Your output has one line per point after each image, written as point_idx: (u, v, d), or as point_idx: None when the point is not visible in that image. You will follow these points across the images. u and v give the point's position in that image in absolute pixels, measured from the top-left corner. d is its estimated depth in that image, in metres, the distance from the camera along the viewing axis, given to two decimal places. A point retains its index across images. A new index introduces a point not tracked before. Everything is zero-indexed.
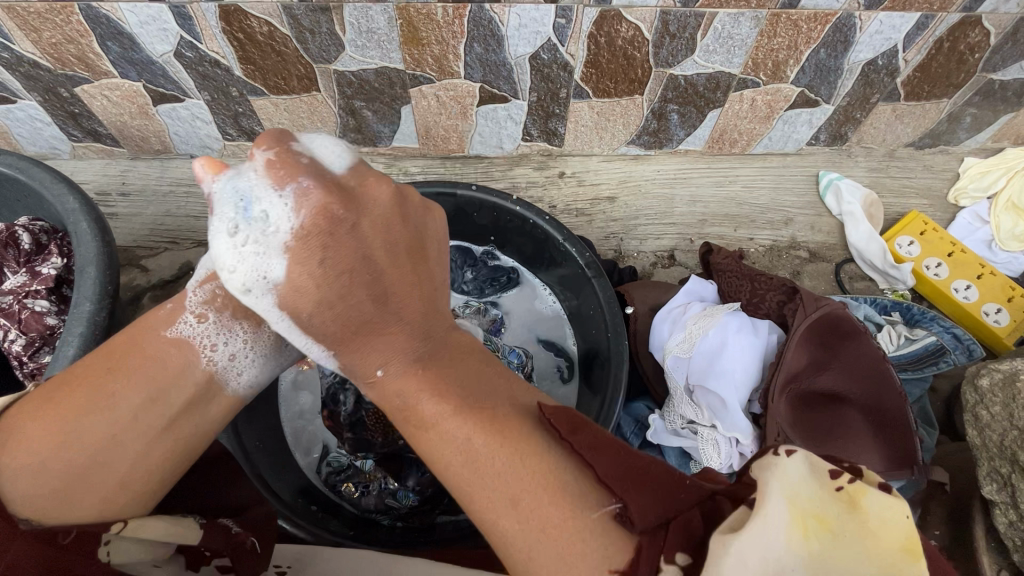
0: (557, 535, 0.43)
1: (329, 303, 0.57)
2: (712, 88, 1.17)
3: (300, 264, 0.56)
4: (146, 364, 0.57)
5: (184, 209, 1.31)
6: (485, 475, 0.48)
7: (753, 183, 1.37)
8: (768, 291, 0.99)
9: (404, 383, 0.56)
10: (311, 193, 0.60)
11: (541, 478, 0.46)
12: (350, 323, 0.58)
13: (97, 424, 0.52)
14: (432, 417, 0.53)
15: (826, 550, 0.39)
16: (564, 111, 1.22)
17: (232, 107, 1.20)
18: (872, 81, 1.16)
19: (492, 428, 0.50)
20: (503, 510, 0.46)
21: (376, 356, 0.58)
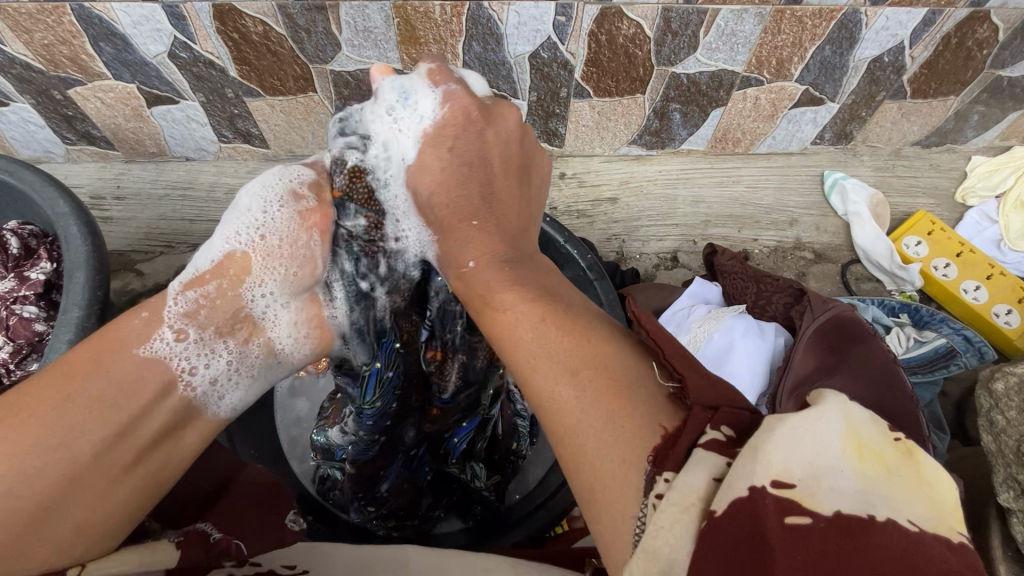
0: (622, 423, 0.39)
1: (450, 188, 0.57)
2: (714, 86, 1.15)
3: (433, 148, 0.58)
4: (100, 399, 0.45)
5: (179, 212, 1.30)
6: (552, 348, 0.44)
7: (756, 183, 1.35)
8: (775, 293, 0.97)
9: (483, 274, 0.52)
10: (417, 98, 0.59)
11: (600, 363, 0.42)
12: (466, 205, 0.57)
13: (54, 459, 0.42)
14: (503, 305, 0.48)
15: (879, 481, 0.33)
16: (564, 111, 1.20)
17: (228, 109, 1.18)
18: (877, 78, 1.14)
19: (579, 333, 0.44)
20: (558, 373, 0.42)
21: (471, 247, 0.54)
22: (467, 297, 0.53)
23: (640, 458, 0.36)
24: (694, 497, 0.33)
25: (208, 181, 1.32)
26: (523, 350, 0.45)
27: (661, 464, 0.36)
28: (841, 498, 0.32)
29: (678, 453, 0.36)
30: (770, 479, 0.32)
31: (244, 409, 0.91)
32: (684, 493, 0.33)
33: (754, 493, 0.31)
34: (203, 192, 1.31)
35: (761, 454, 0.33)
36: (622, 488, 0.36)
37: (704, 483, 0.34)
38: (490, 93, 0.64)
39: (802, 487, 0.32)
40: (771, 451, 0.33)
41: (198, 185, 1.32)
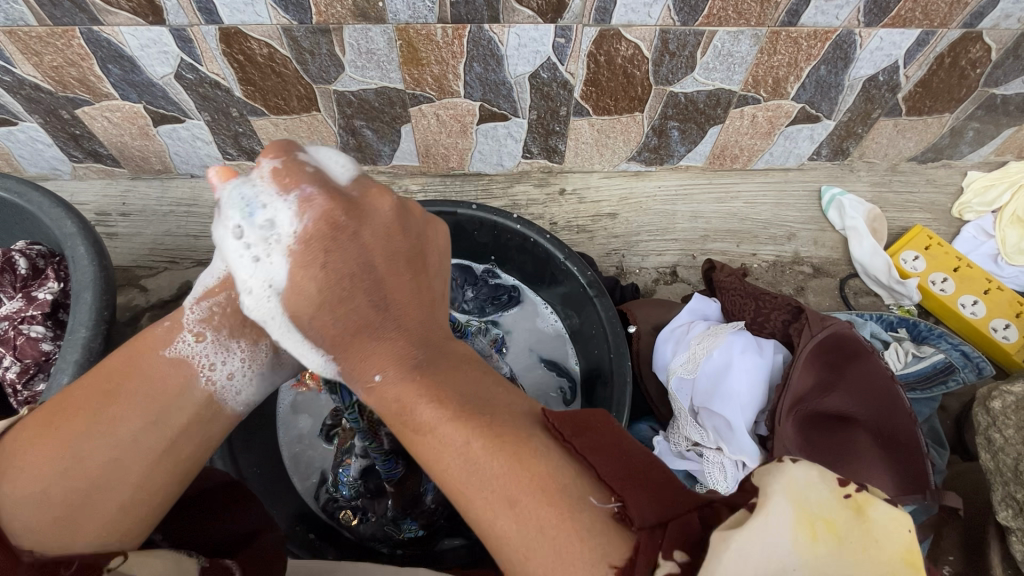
0: (570, 554, 0.39)
1: (332, 305, 0.56)
2: (712, 104, 1.16)
3: (303, 269, 0.56)
4: (150, 394, 0.56)
5: (184, 228, 1.31)
6: (483, 481, 0.44)
7: (755, 199, 1.36)
8: (773, 310, 0.98)
9: (394, 378, 0.53)
10: (266, 209, 0.57)
11: (539, 484, 0.43)
12: (343, 316, 0.56)
13: (113, 443, 0.53)
14: (423, 429, 0.49)
15: (824, 553, 0.36)
16: (564, 129, 1.22)
17: (232, 127, 1.20)
18: (873, 97, 1.16)
19: (445, 406, 0.49)
20: (501, 511, 0.43)
21: (373, 361, 0.54)
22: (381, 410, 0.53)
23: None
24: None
25: (212, 197, 1.34)
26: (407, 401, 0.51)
27: (637, 559, 0.38)
28: None
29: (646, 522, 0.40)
30: None
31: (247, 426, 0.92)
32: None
33: None
34: (207, 208, 1.33)
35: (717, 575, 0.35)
36: None
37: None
38: (355, 175, 0.63)
39: None
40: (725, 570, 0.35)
41: (202, 202, 1.33)
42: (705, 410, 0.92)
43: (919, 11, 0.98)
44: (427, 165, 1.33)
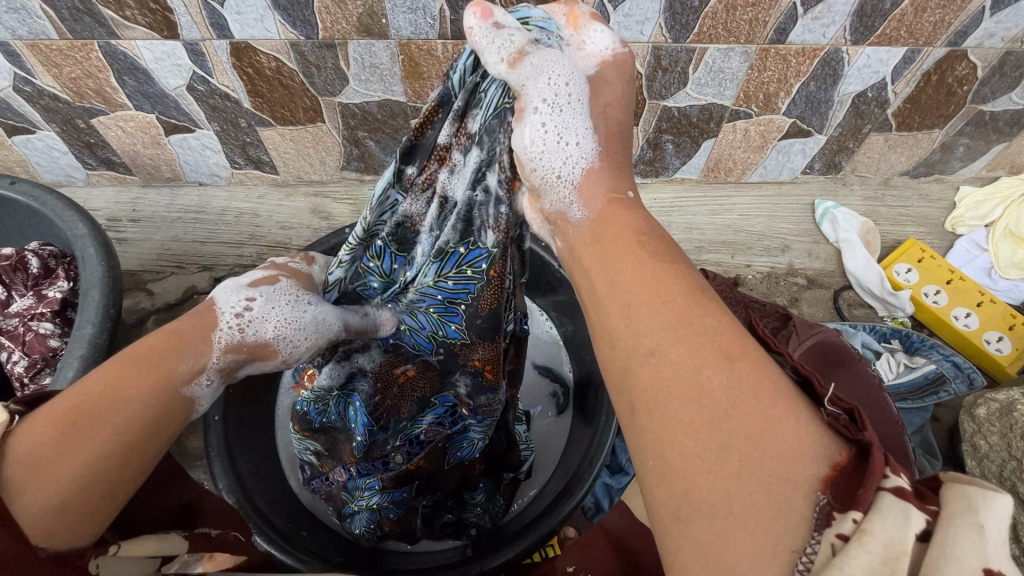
0: (788, 449, 0.33)
1: (620, 130, 0.50)
2: (704, 119, 1.20)
3: (613, 102, 0.50)
4: (104, 409, 0.44)
5: (191, 235, 1.36)
6: (701, 326, 0.37)
7: (749, 211, 1.38)
8: (763, 317, 0.99)
9: (625, 216, 0.45)
10: (585, 35, 0.52)
11: (767, 369, 0.36)
12: (617, 145, 0.49)
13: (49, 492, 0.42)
14: (655, 256, 0.41)
15: None
16: None
17: (240, 138, 1.24)
18: (862, 112, 1.18)
19: (684, 275, 0.40)
20: (712, 362, 0.36)
21: (625, 176, 0.48)
22: (593, 231, 0.46)
23: (812, 485, 0.32)
24: (900, 549, 0.29)
25: (219, 205, 1.38)
26: (650, 251, 0.42)
27: (847, 502, 0.31)
28: None
29: (869, 496, 0.31)
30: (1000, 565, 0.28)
31: (246, 426, 0.94)
32: (885, 542, 0.29)
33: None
34: (214, 215, 1.37)
35: (989, 533, 0.29)
36: (784, 511, 0.32)
37: (912, 543, 0.29)
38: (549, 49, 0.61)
39: None
40: (997, 535, 0.29)
41: (210, 209, 1.37)
42: None
43: (904, 30, 1.01)
44: None
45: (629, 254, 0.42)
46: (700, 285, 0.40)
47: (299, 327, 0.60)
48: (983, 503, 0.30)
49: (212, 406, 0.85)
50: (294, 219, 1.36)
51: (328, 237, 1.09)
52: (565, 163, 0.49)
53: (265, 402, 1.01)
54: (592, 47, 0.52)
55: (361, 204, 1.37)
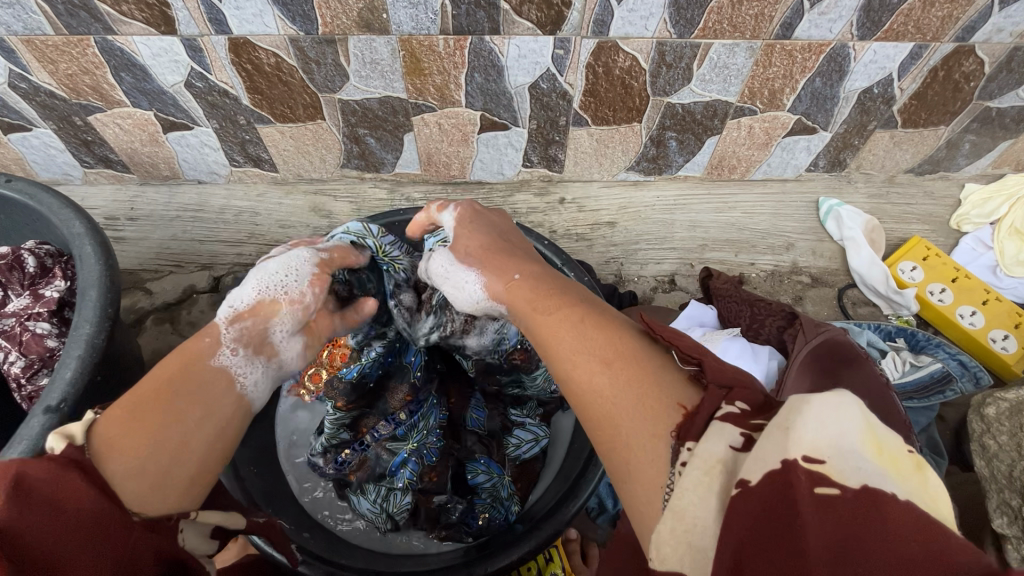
0: (651, 405, 0.49)
1: (494, 250, 0.73)
2: (709, 115, 1.18)
3: (476, 242, 0.75)
4: (195, 394, 0.55)
5: (190, 233, 1.35)
6: (584, 340, 0.56)
7: (753, 209, 1.37)
8: (769, 316, 0.97)
9: (526, 291, 0.65)
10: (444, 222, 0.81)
11: (633, 358, 0.53)
12: (493, 255, 0.73)
13: (139, 466, 0.50)
14: (549, 308, 0.61)
15: (891, 473, 0.38)
16: (563, 138, 1.24)
17: (239, 135, 1.22)
18: (868, 109, 1.17)
19: (568, 313, 0.59)
20: (595, 366, 0.53)
21: (513, 268, 0.69)
22: (514, 308, 0.66)
23: (667, 431, 0.46)
24: (715, 460, 0.42)
25: (218, 203, 1.36)
26: (545, 308, 0.61)
27: (687, 436, 0.45)
28: (859, 474, 0.38)
29: (700, 425, 0.45)
30: (804, 454, 0.38)
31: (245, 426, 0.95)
32: (705, 456, 0.42)
33: (787, 467, 0.38)
34: (213, 214, 1.36)
35: (793, 433, 0.39)
36: (652, 450, 0.46)
37: (723, 451, 0.42)
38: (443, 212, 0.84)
39: (830, 463, 0.38)
40: (804, 431, 0.39)
41: (209, 208, 1.36)
42: None
43: (912, 25, 0.99)
44: (429, 174, 1.35)
45: (532, 317, 0.62)
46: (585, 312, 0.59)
47: (280, 277, 0.68)
48: (797, 412, 0.41)
49: None
50: (293, 218, 1.35)
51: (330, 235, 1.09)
52: (473, 294, 0.72)
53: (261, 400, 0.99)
54: (449, 224, 0.81)
55: (362, 202, 1.36)
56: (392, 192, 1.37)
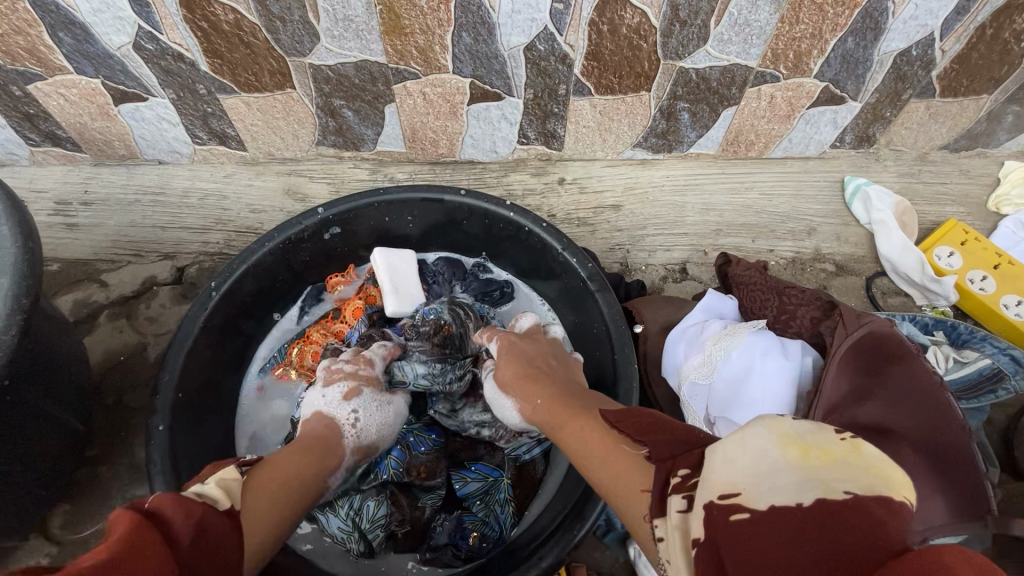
0: (630, 487, 0.49)
1: (525, 375, 0.76)
2: (726, 82, 1.06)
3: (508, 366, 0.80)
4: (305, 480, 0.65)
5: (150, 219, 1.22)
6: (579, 438, 0.58)
7: (771, 190, 1.25)
8: (800, 306, 0.85)
9: (552, 397, 0.69)
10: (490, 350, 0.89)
11: (609, 446, 0.54)
12: (525, 379, 0.76)
13: (262, 523, 0.57)
14: (557, 416, 0.65)
15: (813, 469, 0.41)
16: (563, 110, 1.11)
17: (200, 107, 1.09)
18: (903, 75, 1.05)
19: (566, 416, 0.63)
20: (594, 463, 0.55)
21: (535, 392, 0.72)
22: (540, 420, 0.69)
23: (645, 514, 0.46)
24: (676, 526, 0.42)
25: (181, 185, 1.23)
26: (566, 412, 0.64)
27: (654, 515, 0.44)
28: (780, 490, 0.40)
29: (659, 501, 0.44)
30: (713, 493, 0.41)
31: (197, 435, 0.84)
32: (682, 527, 0.42)
33: (707, 507, 0.41)
34: (175, 197, 1.23)
35: (705, 476, 0.42)
36: (644, 529, 0.47)
37: (676, 515, 0.42)
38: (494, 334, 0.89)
39: (745, 491, 0.40)
40: (712, 472, 0.42)
41: (171, 191, 1.23)
42: (723, 420, 0.80)
43: None
44: (415, 152, 1.22)
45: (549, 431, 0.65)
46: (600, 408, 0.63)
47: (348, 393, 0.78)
48: (719, 455, 0.43)
49: (155, 413, 0.76)
50: (265, 201, 1.22)
51: (300, 217, 0.95)
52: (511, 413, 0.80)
53: (219, 392, 0.92)
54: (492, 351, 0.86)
55: (341, 183, 1.23)
56: (375, 172, 1.24)
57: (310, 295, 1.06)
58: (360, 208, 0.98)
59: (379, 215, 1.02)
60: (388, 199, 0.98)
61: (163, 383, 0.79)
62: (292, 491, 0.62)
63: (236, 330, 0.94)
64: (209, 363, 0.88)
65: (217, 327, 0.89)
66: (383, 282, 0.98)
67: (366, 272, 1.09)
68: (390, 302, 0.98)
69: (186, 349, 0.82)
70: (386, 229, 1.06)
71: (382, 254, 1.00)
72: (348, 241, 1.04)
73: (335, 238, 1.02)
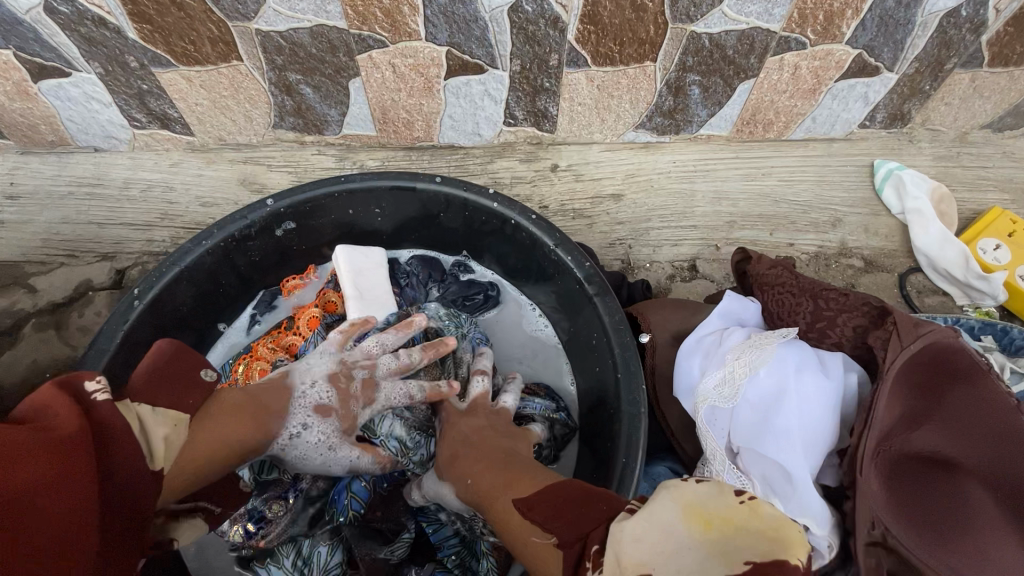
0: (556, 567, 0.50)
1: (466, 442, 0.68)
2: (744, 51, 0.91)
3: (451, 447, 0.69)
4: (242, 420, 0.59)
5: (86, 214, 1.06)
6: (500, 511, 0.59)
7: (791, 176, 1.11)
8: (840, 313, 0.70)
9: (483, 471, 0.63)
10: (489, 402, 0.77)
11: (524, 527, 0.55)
12: (482, 452, 0.66)
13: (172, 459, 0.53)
14: (478, 478, 0.63)
15: (713, 539, 0.39)
16: (555, 85, 0.96)
17: (134, 83, 0.94)
18: (948, 40, 0.90)
19: (484, 478, 0.63)
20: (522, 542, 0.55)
21: (473, 466, 0.64)
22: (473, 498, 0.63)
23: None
24: None
25: (121, 175, 1.08)
26: (492, 490, 0.60)
27: None
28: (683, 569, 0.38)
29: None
30: None
31: None
32: None
33: None
34: (114, 189, 1.08)
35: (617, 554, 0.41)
36: None
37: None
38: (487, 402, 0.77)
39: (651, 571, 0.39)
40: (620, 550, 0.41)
41: (109, 181, 1.08)
42: (749, 451, 0.65)
43: None
44: (387, 135, 1.07)
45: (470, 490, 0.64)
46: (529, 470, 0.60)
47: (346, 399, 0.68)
48: (622, 534, 0.42)
49: None
50: (217, 193, 1.07)
51: (245, 210, 0.81)
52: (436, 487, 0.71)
53: None
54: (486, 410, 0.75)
55: (304, 172, 1.08)
56: (342, 159, 1.09)
57: (263, 301, 0.92)
58: (318, 198, 0.84)
59: (341, 207, 0.87)
60: (349, 189, 0.84)
61: None
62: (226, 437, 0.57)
63: None
64: None
65: (141, 342, 0.75)
66: (346, 285, 0.82)
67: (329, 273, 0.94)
68: (353, 308, 0.81)
69: (97, 372, 0.69)
70: (350, 223, 0.91)
71: (345, 255, 0.85)
72: (306, 238, 0.90)
73: (290, 235, 0.87)
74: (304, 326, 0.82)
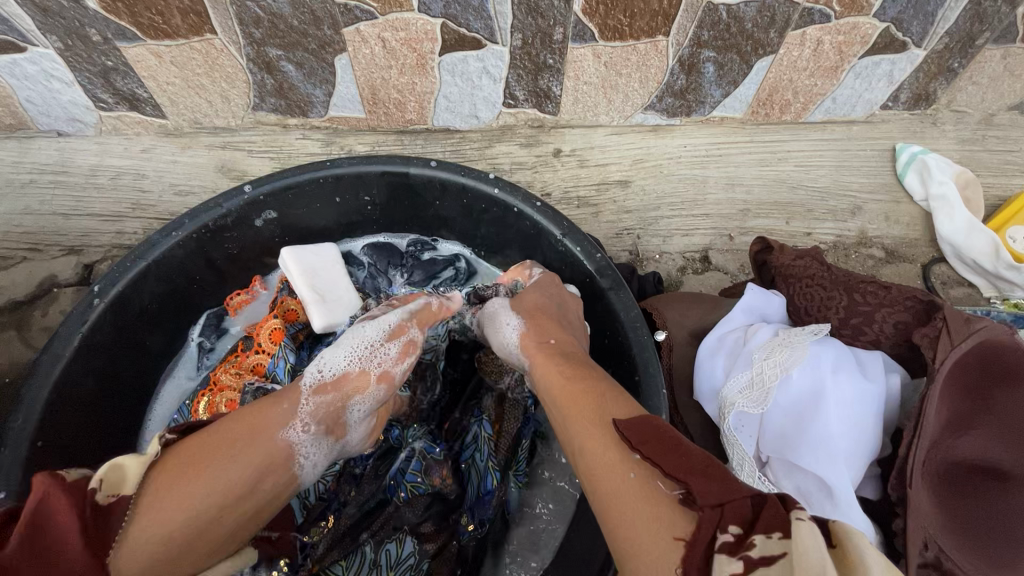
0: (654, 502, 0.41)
1: (535, 316, 0.67)
2: (764, 24, 0.83)
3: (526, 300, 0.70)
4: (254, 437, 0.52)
5: (49, 204, 0.97)
6: (574, 393, 0.54)
7: (808, 161, 1.04)
8: (880, 310, 0.64)
9: (549, 363, 0.61)
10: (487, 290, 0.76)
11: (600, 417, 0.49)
12: (541, 315, 0.67)
13: (201, 483, 0.47)
14: (558, 359, 0.60)
15: None
16: (559, 62, 0.89)
17: (98, 60, 0.85)
18: (983, 12, 0.84)
19: (583, 370, 0.57)
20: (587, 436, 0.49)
21: (546, 333, 0.64)
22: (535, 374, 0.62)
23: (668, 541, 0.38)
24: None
25: (88, 162, 0.99)
26: (568, 377, 0.56)
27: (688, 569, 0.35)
28: None
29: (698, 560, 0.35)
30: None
31: None
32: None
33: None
34: (80, 176, 0.99)
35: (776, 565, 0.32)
36: (639, 523, 0.40)
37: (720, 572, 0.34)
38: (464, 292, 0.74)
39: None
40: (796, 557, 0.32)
41: (74, 168, 0.99)
42: (780, 461, 0.60)
43: None
44: (377, 118, 0.99)
45: (553, 379, 0.58)
46: (607, 394, 0.52)
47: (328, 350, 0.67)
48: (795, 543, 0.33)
49: None
50: (192, 181, 0.99)
51: (219, 197, 0.72)
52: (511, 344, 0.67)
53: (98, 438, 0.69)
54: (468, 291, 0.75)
55: (287, 158, 1.00)
56: (329, 144, 1.01)
57: (209, 325, 0.82)
58: (301, 185, 0.76)
59: (324, 195, 0.79)
60: (336, 174, 0.76)
61: (12, 433, 0.57)
62: (239, 467, 0.50)
63: (133, 347, 0.73)
64: (88, 394, 0.67)
65: (101, 345, 0.67)
66: (303, 289, 0.77)
67: (277, 283, 0.85)
68: (317, 314, 0.77)
69: (52, 381, 0.61)
70: (339, 212, 0.84)
71: (294, 255, 0.79)
72: (289, 229, 0.82)
73: (270, 225, 0.80)
74: (267, 340, 0.75)
